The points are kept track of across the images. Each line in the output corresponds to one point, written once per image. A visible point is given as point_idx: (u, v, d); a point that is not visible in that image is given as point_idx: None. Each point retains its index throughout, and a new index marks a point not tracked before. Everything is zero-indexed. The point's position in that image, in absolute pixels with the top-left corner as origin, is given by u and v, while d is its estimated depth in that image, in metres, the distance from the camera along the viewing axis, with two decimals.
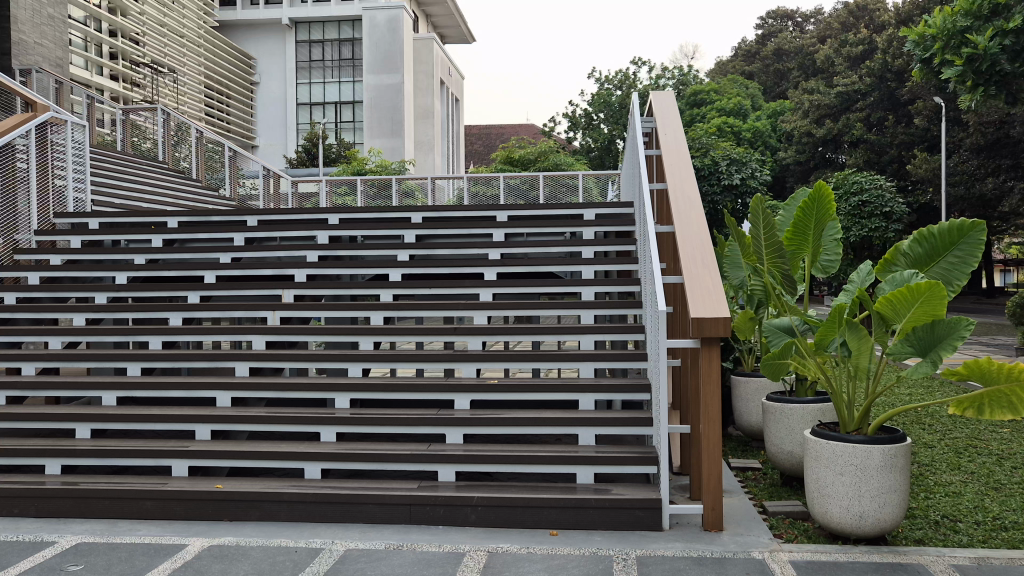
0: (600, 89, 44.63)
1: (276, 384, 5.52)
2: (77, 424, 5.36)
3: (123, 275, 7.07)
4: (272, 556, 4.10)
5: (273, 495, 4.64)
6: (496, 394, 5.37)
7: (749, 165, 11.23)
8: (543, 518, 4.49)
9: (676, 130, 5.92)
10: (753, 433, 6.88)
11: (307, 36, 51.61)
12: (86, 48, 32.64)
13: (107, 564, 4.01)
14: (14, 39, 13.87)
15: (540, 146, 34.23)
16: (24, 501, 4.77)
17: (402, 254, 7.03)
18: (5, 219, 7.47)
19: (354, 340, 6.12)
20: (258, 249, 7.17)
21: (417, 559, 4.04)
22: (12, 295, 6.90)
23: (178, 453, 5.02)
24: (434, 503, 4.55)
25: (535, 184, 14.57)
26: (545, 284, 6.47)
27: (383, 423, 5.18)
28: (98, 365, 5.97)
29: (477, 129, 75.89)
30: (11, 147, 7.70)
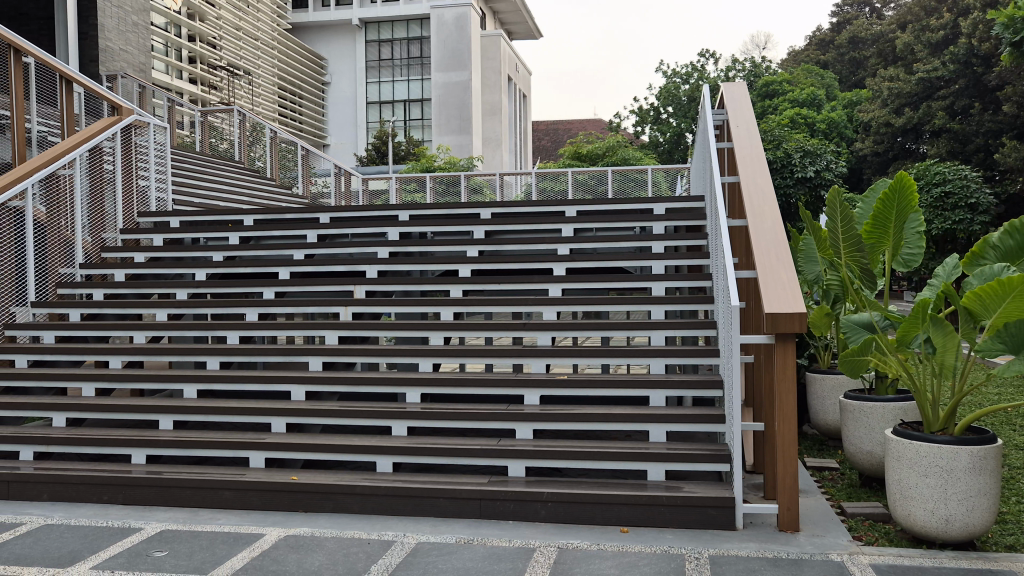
0: (668, 82, 44.03)
1: (350, 378, 5.62)
2: (160, 416, 5.55)
3: (202, 272, 7.29)
4: (346, 547, 4.17)
5: (347, 488, 4.72)
6: (566, 389, 5.35)
7: (824, 157, 10.90)
8: (613, 514, 4.45)
9: (748, 122, 5.78)
10: (830, 432, 6.69)
11: (376, 36, 52.46)
12: (167, 53, 33.86)
13: (189, 551, 4.14)
14: (101, 46, 14.45)
15: (608, 141, 33.95)
16: (111, 488, 4.97)
17: (471, 250, 7.08)
18: (93, 219, 7.78)
19: (425, 335, 6.17)
20: (330, 246, 7.30)
21: (488, 554, 4.06)
22: (100, 292, 7.21)
23: (255, 445, 5.14)
24: (504, 498, 4.56)
25: (603, 179, 14.44)
26: (615, 280, 6.42)
27: (453, 417, 5.21)
28: (180, 359, 6.17)
29: (544, 126, 75.91)
30: (99, 150, 7.95)
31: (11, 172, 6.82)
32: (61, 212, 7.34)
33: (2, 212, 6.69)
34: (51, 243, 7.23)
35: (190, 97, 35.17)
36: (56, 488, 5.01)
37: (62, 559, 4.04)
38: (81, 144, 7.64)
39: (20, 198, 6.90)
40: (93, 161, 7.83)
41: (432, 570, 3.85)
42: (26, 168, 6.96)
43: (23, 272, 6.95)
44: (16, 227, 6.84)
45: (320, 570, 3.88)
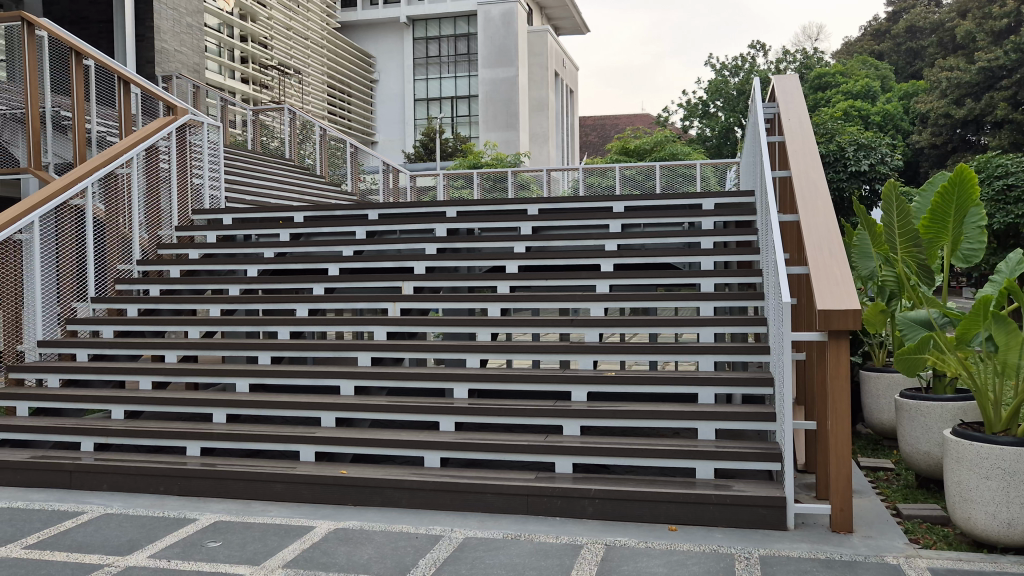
0: (717, 75, 43.47)
1: (398, 373, 5.67)
2: (214, 409, 5.67)
3: (254, 268, 7.43)
4: (394, 541, 4.21)
5: (395, 483, 4.77)
6: (613, 386, 5.32)
7: (879, 150, 10.63)
8: (661, 512, 4.41)
9: (801, 116, 5.67)
10: (885, 431, 6.54)
11: (424, 33, 52.87)
12: (220, 54, 34.60)
13: (242, 542, 4.22)
14: (157, 47, 14.80)
15: (656, 136, 33.70)
16: (167, 480, 5.09)
17: (519, 246, 7.07)
18: (150, 216, 7.98)
19: (472, 331, 6.18)
20: (379, 243, 7.37)
21: (535, 550, 4.05)
22: (156, 287, 7.41)
23: (305, 438, 5.21)
24: (551, 495, 4.55)
25: (651, 174, 14.33)
26: (663, 276, 6.35)
27: (501, 413, 5.22)
28: (233, 353, 6.30)
29: (591, 121, 75.57)
30: (155, 149, 8.12)
31: (72, 171, 7.02)
32: (120, 211, 7.52)
33: (64, 210, 6.89)
34: (110, 240, 7.42)
35: (242, 97, 35.88)
36: (116, 478, 5.16)
37: (121, 547, 4.16)
38: (139, 143, 7.80)
39: (81, 197, 7.09)
40: (150, 161, 8.00)
41: (479, 565, 3.87)
42: (86, 168, 7.14)
43: (83, 268, 7.15)
44: (77, 225, 7.04)
45: (369, 563, 3.92)
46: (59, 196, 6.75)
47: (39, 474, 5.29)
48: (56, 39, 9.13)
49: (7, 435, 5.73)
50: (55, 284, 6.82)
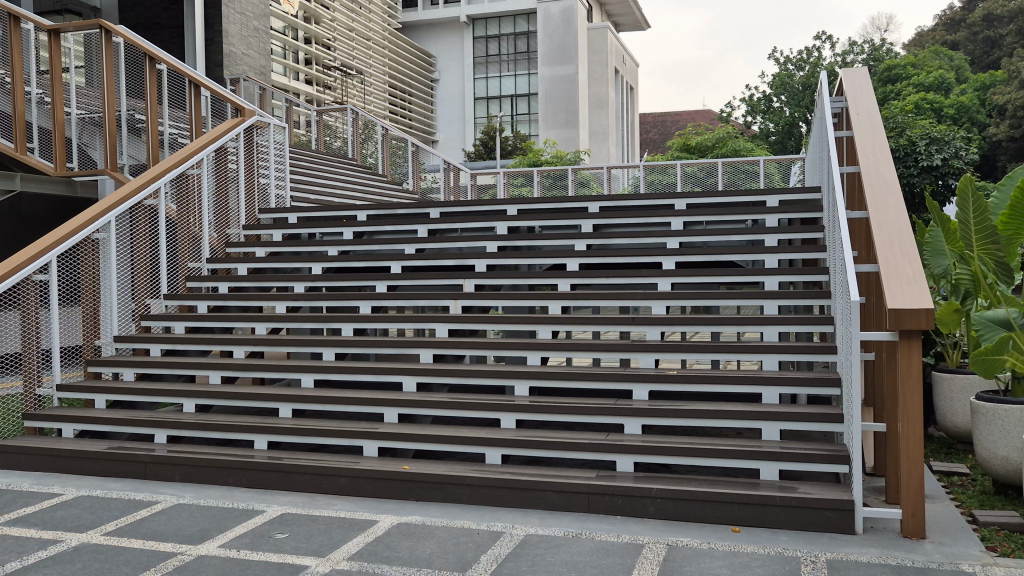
0: (781, 70, 42.69)
1: (460, 370, 5.72)
2: (280, 404, 5.80)
3: (318, 266, 7.61)
4: (456, 537, 4.25)
5: (457, 479, 4.81)
6: (675, 385, 5.27)
7: (952, 144, 10.30)
8: (724, 513, 4.35)
9: (870, 110, 5.50)
10: (959, 434, 6.33)
11: (483, 31, 53.93)
12: (285, 56, 35.41)
13: (308, 534, 4.31)
14: (226, 51, 15.23)
15: (718, 132, 33.27)
16: (236, 472, 5.23)
17: (579, 244, 7.05)
18: (218, 215, 8.18)
19: (533, 329, 6.20)
20: (440, 240, 7.45)
21: (597, 549, 4.04)
22: (225, 284, 7.63)
23: (369, 434, 5.30)
24: (612, 494, 4.53)
25: (713, 171, 14.18)
26: (726, 274, 6.25)
27: (562, 411, 5.22)
28: (298, 349, 6.43)
29: (651, 117, 74.99)
30: (224, 150, 8.30)
31: (145, 172, 7.23)
32: (190, 211, 7.73)
33: (138, 210, 7.10)
34: (181, 239, 7.65)
35: (307, 98, 36.65)
36: (187, 469, 5.32)
37: (193, 536, 4.29)
38: (208, 145, 7.99)
39: (154, 197, 7.31)
40: (219, 161, 8.19)
41: (540, 562, 3.87)
42: (158, 169, 7.35)
43: (155, 266, 7.40)
44: (150, 224, 7.26)
45: (431, 558, 3.96)
46: (133, 197, 6.97)
47: (116, 464, 5.49)
48: (131, 45, 9.40)
49: (86, 426, 5.96)
50: (130, 282, 7.08)
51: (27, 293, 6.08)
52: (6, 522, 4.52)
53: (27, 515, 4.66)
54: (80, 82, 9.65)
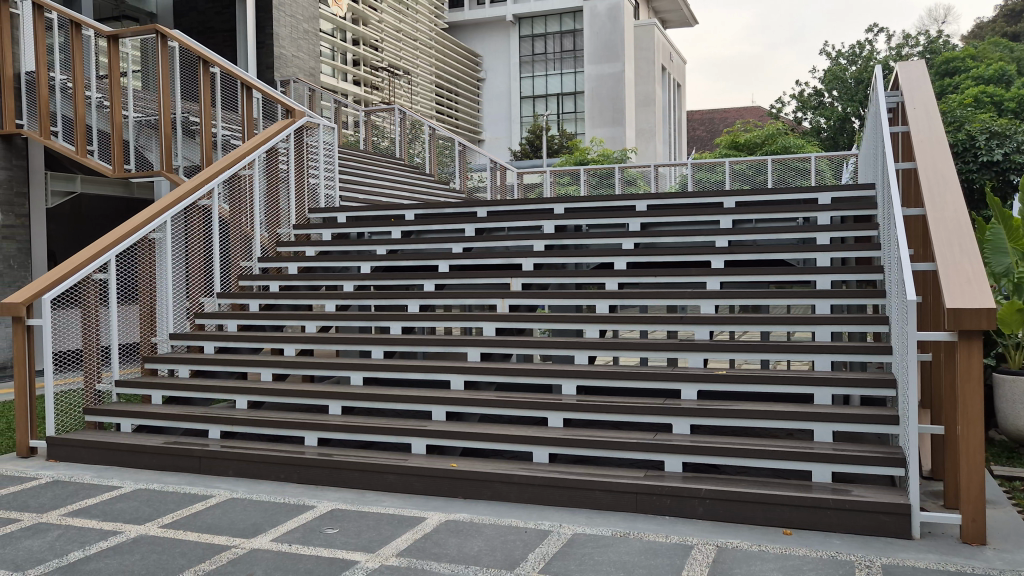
0: (833, 64, 41.88)
1: (507, 368, 5.73)
2: (330, 402, 5.87)
3: (367, 265, 7.71)
4: (504, 535, 4.26)
5: (504, 477, 4.82)
6: (725, 385, 5.20)
7: (1014, 138, 9.99)
8: (776, 515, 4.29)
9: (928, 105, 5.36)
10: (1020, 438, 6.15)
11: (531, 30, 55.02)
12: (333, 57, 36.01)
13: (358, 530, 4.36)
14: (276, 53, 15.48)
15: (768, 128, 32.78)
16: (286, 468, 5.31)
17: (627, 242, 7.02)
18: (270, 215, 8.32)
19: (580, 327, 6.19)
20: (488, 238, 7.47)
21: (645, 549, 4.01)
22: (276, 283, 7.77)
23: (417, 431, 5.34)
24: (660, 494, 4.50)
25: (763, 168, 13.96)
26: (777, 273, 6.16)
27: (610, 410, 5.19)
28: (347, 347, 6.51)
29: (699, 115, 74.29)
30: (276, 151, 8.44)
31: (198, 174, 7.38)
32: (243, 211, 7.87)
33: (193, 211, 7.26)
34: (234, 238, 7.79)
35: (354, 99, 37.18)
36: (240, 465, 5.43)
37: (247, 530, 4.37)
38: (259, 145, 8.13)
39: (208, 198, 7.46)
40: (270, 162, 8.32)
41: (589, 561, 3.86)
42: (211, 170, 7.49)
43: (209, 265, 7.55)
44: (204, 225, 7.41)
45: (479, 555, 3.98)
46: (187, 198, 7.12)
47: (172, 459, 5.62)
48: (185, 48, 9.66)
49: (143, 421, 6.12)
50: (185, 281, 7.23)
51: (86, 293, 6.24)
52: (68, 513, 4.66)
53: (88, 506, 4.80)
54: (137, 87, 9.90)
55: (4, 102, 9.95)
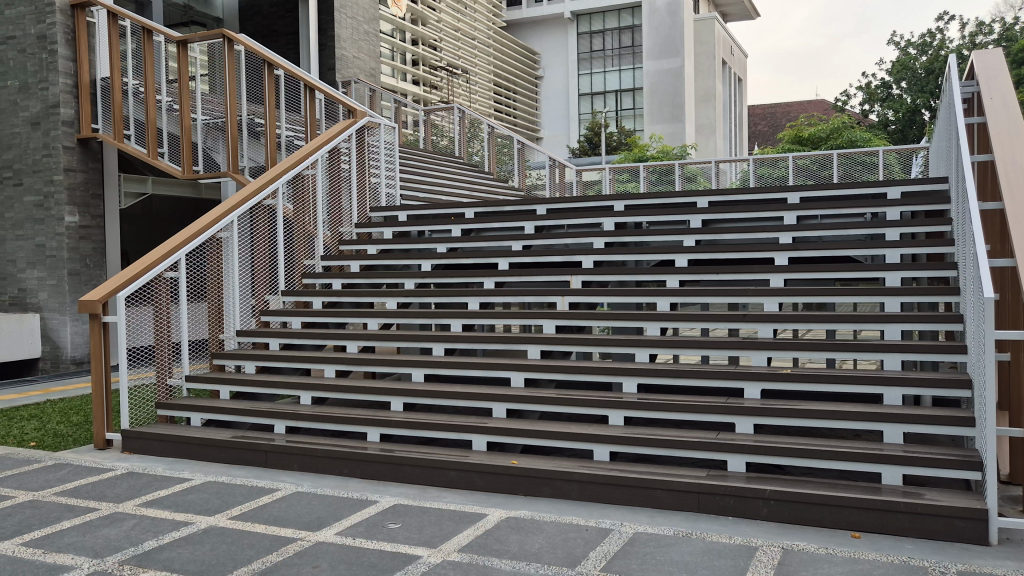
0: (902, 54, 40.65)
1: (568, 366, 5.71)
2: (392, 398, 5.94)
3: (428, 263, 7.78)
4: (564, 532, 4.25)
5: (565, 474, 4.81)
6: (791, 384, 5.09)
7: None
8: (844, 518, 4.18)
9: (1006, 95, 5.17)
10: None
11: (588, 27, 57.31)
12: (393, 58, 36.74)
13: (420, 525, 4.41)
14: (337, 55, 15.73)
15: (833, 121, 31.97)
16: (350, 463, 5.40)
17: (688, 239, 6.94)
18: (333, 213, 8.46)
19: (641, 325, 6.13)
20: (547, 237, 7.48)
21: (709, 549, 3.96)
22: (338, 281, 7.89)
23: (478, 428, 5.36)
24: (723, 494, 4.44)
25: (828, 163, 13.64)
26: (843, 269, 6.01)
27: (672, 409, 5.14)
28: (408, 344, 6.57)
29: (761, 110, 73.03)
30: (338, 150, 8.57)
31: (264, 174, 7.54)
32: (307, 210, 8.00)
33: (258, 211, 7.41)
34: (298, 236, 7.95)
35: (414, 98, 37.88)
36: (305, 459, 5.53)
37: (312, 523, 4.45)
38: (322, 145, 8.26)
39: (273, 198, 7.62)
40: (333, 161, 8.45)
41: (651, 561, 3.82)
42: (277, 171, 7.65)
43: (275, 264, 7.70)
44: (269, 224, 7.57)
45: (541, 553, 3.98)
46: (254, 197, 7.28)
47: (239, 452, 5.76)
48: (251, 53, 9.86)
49: (211, 416, 6.29)
50: (251, 278, 7.39)
51: (159, 291, 6.43)
52: (143, 504, 4.82)
53: (161, 497, 4.95)
54: (205, 90, 10.13)
55: (82, 108, 10.60)
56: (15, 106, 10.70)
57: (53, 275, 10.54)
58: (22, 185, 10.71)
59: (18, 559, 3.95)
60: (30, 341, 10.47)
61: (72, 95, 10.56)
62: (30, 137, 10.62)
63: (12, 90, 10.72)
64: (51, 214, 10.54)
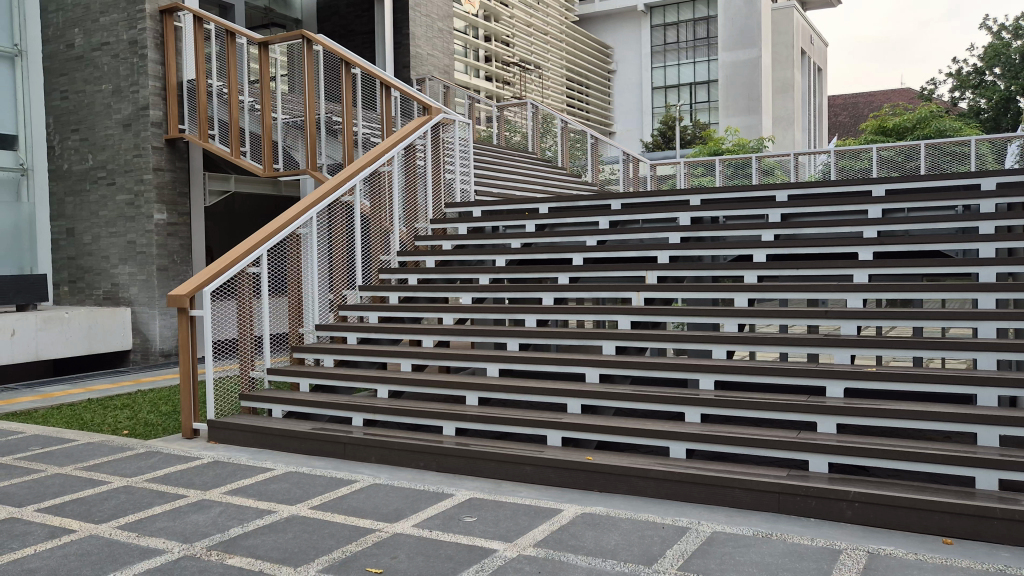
0: (995, 39, 38.73)
1: (643, 362, 5.65)
2: (467, 392, 5.98)
3: (502, 258, 7.81)
4: (641, 530, 4.21)
5: (641, 471, 4.76)
6: (876, 383, 4.93)
7: None
8: (934, 523, 4.03)
9: None
10: None
11: (661, 19, 57.45)
12: (466, 54, 37.16)
13: (496, 519, 4.43)
14: (412, 52, 15.93)
15: (920, 111, 30.79)
16: (426, 456, 5.46)
17: (766, 234, 6.80)
18: (409, 209, 8.59)
19: (718, 321, 6.01)
20: (622, 232, 7.45)
21: (790, 551, 3.87)
22: (414, 276, 8.01)
23: (553, 423, 5.36)
24: (805, 495, 4.33)
25: (914, 154, 13.10)
26: (932, 263, 5.78)
27: (751, 406, 5.03)
28: (483, 339, 6.61)
29: (841, 100, 70.90)
30: (413, 147, 8.65)
31: (341, 171, 7.67)
32: (383, 206, 8.10)
33: (336, 207, 7.55)
34: (374, 232, 8.06)
35: (487, 93, 38.33)
36: (382, 452, 5.62)
37: (390, 514, 4.53)
38: (398, 143, 8.35)
39: (350, 195, 7.74)
40: (408, 158, 8.53)
41: (730, 561, 3.76)
42: (353, 167, 7.76)
43: (352, 260, 7.85)
44: (347, 220, 7.70)
45: (617, 550, 3.95)
46: (331, 194, 7.42)
47: (319, 444, 5.90)
48: (329, 52, 10.06)
49: (293, 408, 6.45)
50: (329, 273, 7.54)
51: (243, 286, 6.58)
52: (229, 492, 4.98)
53: (245, 486, 5.11)
54: (285, 90, 10.39)
55: (169, 109, 11.01)
56: (108, 108, 11.17)
57: (142, 271, 10.98)
58: (115, 184, 11.17)
59: (115, 541, 4.13)
60: (122, 332, 10.98)
61: (160, 97, 10.97)
62: (122, 138, 11.07)
63: (105, 94, 11.20)
64: (140, 212, 10.97)
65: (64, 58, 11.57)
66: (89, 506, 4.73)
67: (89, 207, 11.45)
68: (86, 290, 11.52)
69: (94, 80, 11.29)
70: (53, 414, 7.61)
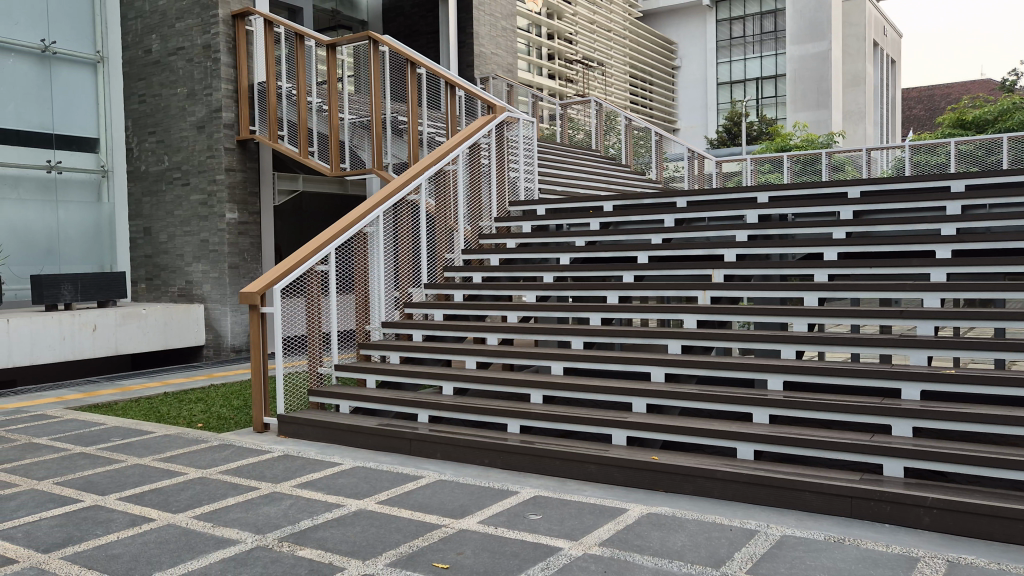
0: None
1: (710, 361, 5.57)
2: (532, 391, 5.99)
3: (566, 257, 7.79)
4: (708, 531, 4.16)
5: (707, 472, 4.69)
6: (955, 385, 4.75)
7: None
8: (1019, 532, 3.86)
9: None
10: None
11: (728, 14, 56.65)
12: (530, 53, 37.25)
13: (560, 517, 4.42)
14: (476, 51, 16.01)
15: (1001, 102, 29.66)
16: (491, 453, 5.48)
17: (838, 231, 6.61)
18: (473, 208, 8.65)
19: (787, 321, 5.87)
20: (687, 230, 7.35)
21: (863, 556, 3.77)
22: (478, 274, 8.06)
23: (617, 422, 5.32)
24: (880, 499, 4.20)
25: (996, 148, 12.57)
26: (1015, 261, 5.55)
27: (822, 407, 4.91)
28: (546, 337, 6.59)
29: (917, 92, 68.64)
30: (478, 146, 8.69)
31: (407, 170, 7.76)
32: (448, 205, 8.16)
33: (402, 206, 7.63)
34: (440, 231, 8.12)
35: (550, 92, 38.36)
36: (448, 448, 5.67)
37: (455, 510, 4.56)
38: (462, 141, 8.40)
39: (415, 194, 7.81)
40: (472, 157, 8.58)
41: (800, 565, 3.68)
42: (419, 167, 7.84)
43: (417, 260, 7.93)
44: (413, 218, 7.76)
45: (683, 551, 3.90)
46: (397, 193, 7.51)
47: (385, 439, 5.98)
48: (395, 52, 10.17)
49: (358, 403, 6.55)
50: (394, 272, 7.62)
51: (310, 284, 6.71)
52: (298, 485, 5.09)
53: (315, 480, 5.21)
54: (351, 91, 10.54)
55: (240, 111, 11.29)
56: (183, 111, 11.52)
57: (215, 268, 11.30)
58: (189, 185, 11.52)
59: (191, 531, 4.26)
60: (195, 328, 11.31)
61: (232, 99, 11.26)
62: (195, 139, 11.40)
63: (180, 96, 11.55)
64: (213, 211, 11.28)
65: (142, 63, 11.94)
66: (166, 496, 4.88)
67: (165, 207, 11.80)
68: (162, 287, 11.91)
69: (170, 84, 11.64)
70: (131, 406, 7.90)
